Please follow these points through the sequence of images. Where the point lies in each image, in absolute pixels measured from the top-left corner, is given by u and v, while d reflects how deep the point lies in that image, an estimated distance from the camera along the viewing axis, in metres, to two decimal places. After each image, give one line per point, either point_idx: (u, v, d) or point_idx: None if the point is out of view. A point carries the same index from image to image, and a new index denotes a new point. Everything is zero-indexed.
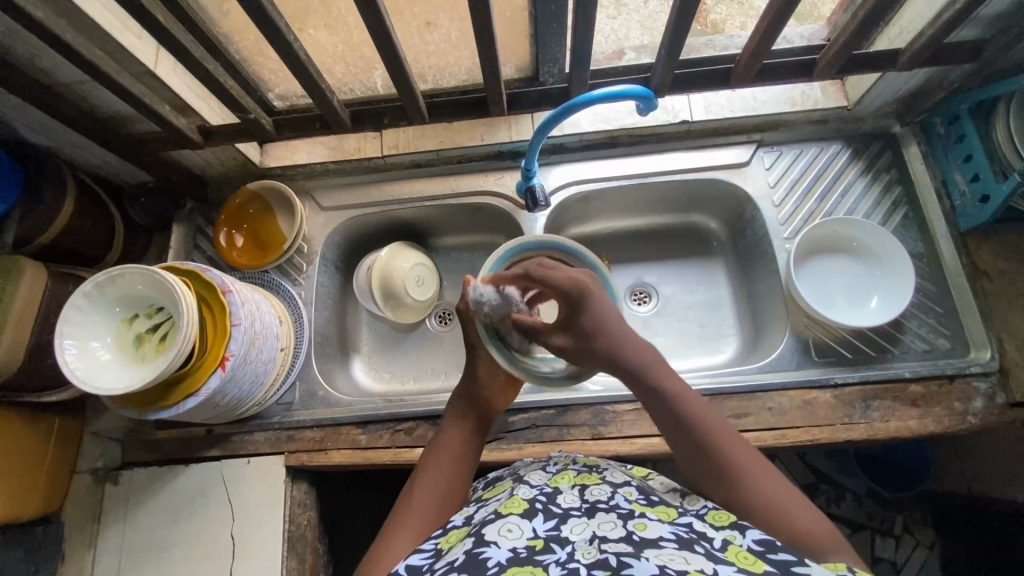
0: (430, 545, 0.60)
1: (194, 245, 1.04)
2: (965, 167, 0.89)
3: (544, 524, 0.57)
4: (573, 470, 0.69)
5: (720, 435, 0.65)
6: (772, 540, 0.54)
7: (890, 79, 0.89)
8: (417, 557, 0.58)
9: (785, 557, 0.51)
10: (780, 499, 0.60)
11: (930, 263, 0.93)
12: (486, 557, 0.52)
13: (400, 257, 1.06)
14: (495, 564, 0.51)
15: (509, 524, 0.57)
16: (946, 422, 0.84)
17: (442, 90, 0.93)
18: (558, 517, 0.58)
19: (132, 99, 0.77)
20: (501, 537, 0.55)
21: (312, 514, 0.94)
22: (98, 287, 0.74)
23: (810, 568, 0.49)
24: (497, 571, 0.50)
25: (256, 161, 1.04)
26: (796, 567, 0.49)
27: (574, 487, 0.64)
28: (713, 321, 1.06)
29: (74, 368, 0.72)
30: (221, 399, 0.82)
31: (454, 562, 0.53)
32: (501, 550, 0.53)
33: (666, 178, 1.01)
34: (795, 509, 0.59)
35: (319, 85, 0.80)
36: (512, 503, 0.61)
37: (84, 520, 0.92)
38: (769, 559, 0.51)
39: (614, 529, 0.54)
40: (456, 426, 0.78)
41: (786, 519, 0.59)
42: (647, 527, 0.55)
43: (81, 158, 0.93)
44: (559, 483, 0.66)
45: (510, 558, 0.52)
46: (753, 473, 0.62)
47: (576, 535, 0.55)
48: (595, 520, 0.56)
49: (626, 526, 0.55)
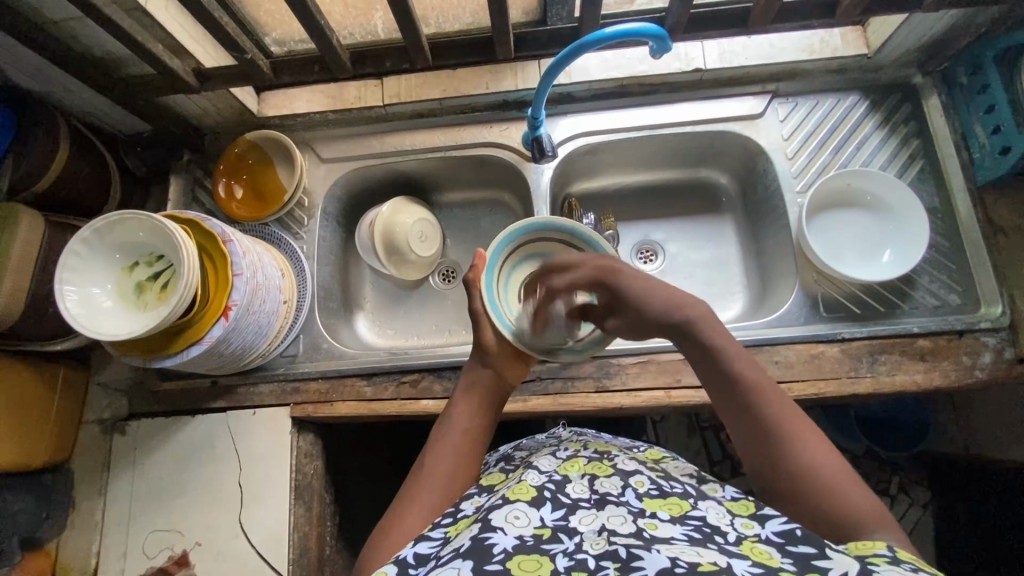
0: (439, 532, 0.59)
1: (193, 198, 1.02)
2: (986, 118, 0.86)
3: (551, 513, 0.57)
4: (584, 458, 0.68)
5: (776, 410, 0.61)
6: (792, 530, 0.53)
7: (915, 24, 0.85)
8: (423, 546, 0.57)
9: (805, 551, 0.50)
10: (833, 473, 0.57)
11: (944, 218, 0.91)
12: (492, 543, 0.52)
13: (403, 212, 1.04)
14: (501, 551, 0.51)
15: (516, 511, 0.56)
16: (953, 376, 0.84)
17: (446, 34, 0.89)
18: (567, 507, 0.58)
19: (123, 37, 0.73)
20: (507, 525, 0.54)
21: (318, 464, 0.95)
22: (97, 232, 0.73)
23: (832, 560, 0.48)
24: (504, 559, 0.50)
25: (254, 110, 1.00)
26: (818, 561, 0.48)
27: (583, 477, 0.63)
28: (720, 278, 1.05)
29: (74, 313, 0.71)
30: (225, 349, 0.82)
31: (460, 548, 0.53)
32: (507, 536, 0.53)
33: (677, 130, 0.98)
34: (845, 485, 0.57)
35: (318, 25, 0.76)
36: (519, 488, 0.60)
37: (93, 468, 0.93)
38: (787, 551, 0.51)
39: (625, 524, 0.54)
40: (471, 394, 0.76)
41: (840, 499, 0.56)
42: (658, 527, 0.54)
43: (73, 104, 0.90)
44: (569, 471, 0.65)
45: (516, 545, 0.52)
46: (808, 446, 0.59)
47: (585, 526, 0.55)
48: (604, 512, 0.56)
49: (637, 523, 0.55)
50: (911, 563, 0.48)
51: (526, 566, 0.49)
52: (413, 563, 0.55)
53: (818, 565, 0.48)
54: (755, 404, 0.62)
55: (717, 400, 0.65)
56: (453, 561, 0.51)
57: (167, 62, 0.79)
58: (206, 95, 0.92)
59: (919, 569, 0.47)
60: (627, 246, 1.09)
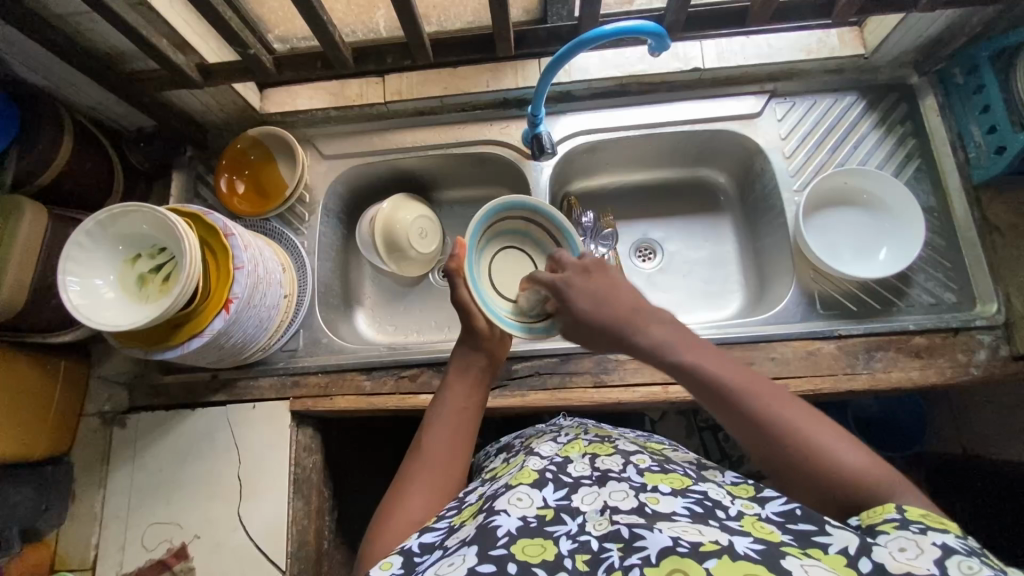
0: (443, 523, 0.59)
1: (195, 194, 1.03)
2: (982, 118, 0.87)
3: (554, 493, 0.57)
4: (585, 439, 0.68)
5: (758, 395, 0.59)
6: (792, 509, 0.53)
7: (911, 24, 0.86)
8: (429, 535, 0.57)
9: (805, 528, 0.50)
10: (826, 447, 0.55)
11: (940, 217, 0.92)
12: (496, 526, 0.52)
13: (403, 209, 1.04)
14: (505, 534, 0.51)
15: (518, 493, 0.56)
16: (948, 373, 0.84)
17: (447, 33, 0.90)
18: (569, 486, 0.58)
19: (128, 30, 0.74)
20: (510, 507, 0.54)
21: (317, 458, 0.96)
22: (100, 224, 0.73)
23: (832, 536, 0.48)
24: (507, 543, 0.50)
25: (256, 106, 1.01)
26: (817, 537, 0.49)
27: (584, 457, 0.64)
28: (717, 276, 1.06)
29: (78, 304, 0.72)
30: (227, 341, 0.82)
31: (465, 536, 0.53)
32: (511, 518, 0.53)
33: (675, 129, 0.99)
34: (838, 454, 0.55)
35: (322, 23, 0.77)
36: (522, 473, 0.60)
37: (93, 461, 0.94)
38: (787, 528, 0.50)
39: (626, 499, 0.55)
40: (461, 379, 0.76)
41: (835, 470, 0.54)
42: (660, 501, 0.54)
43: (77, 99, 0.91)
44: (570, 452, 0.65)
45: (520, 527, 0.52)
46: (797, 424, 0.56)
47: (587, 506, 0.55)
48: (606, 489, 0.57)
49: (638, 498, 0.55)
50: (920, 523, 0.48)
51: (530, 551, 0.50)
52: (418, 551, 0.55)
53: (819, 542, 0.48)
54: (733, 394, 0.59)
55: (700, 398, 0.62)
56: (460, 548, 0.51)
57: (171, 57, 0.80)
58: (209, 90, 0.93)
59: (928, 529, 0.47)
60: (625, 244, 1.10)
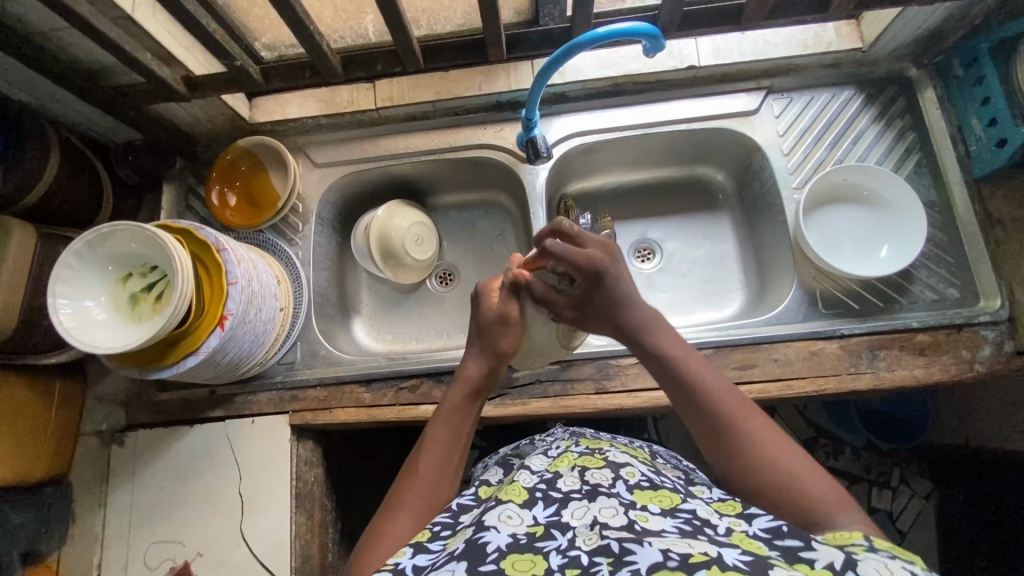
0: (437, 544, 0.57)
1: (186, 206, 1.02)
2: (982, 110, 0.86)
3: (544, 510, 0.57)
4: (574, 452, 0.68)
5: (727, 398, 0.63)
6: (778, 526, 0.53)
7: (910, 16, 0.84)
8: (422, 557, 0.55)
9: (792, 544, 0.50)
10: (786, 466, 0.58)
11: (942, 212, 0.91)
12: (485, 542, 0.52)
13: (399, 216, 1.03)
14: (494, 550, 0.51)
15: (508, 512, 0.57)
16: (953, 370, 0.83)
17: (438, 36, 0.89)
18: (559, 502, 0.58)
19: (109, 46, 0.72)
20: (500, 524, 0.55)
21: (318, 472, 0.95)
22: (89, 244, 0.72)
23: (817, 552, 0.48)
24: (497, 557, 0.50)
25: (245, 116, 0.99)
26: (804, 552, 0.48)
27: (574, 470, 0.63)
28: (717, 275, 1.05)
29: (70, 327, 0.71)
30: (223, 358, 0.81)
31: (454, 550, 0.53)
32: (500, 535, 0.53)
33: (671, 128, 0.97)
34: (801, 476, 0.57)
35: (309, 33, 0.76)
36: (512, 490, 0.61)
37: (93, 481, 0.93)
38: (774, 545, 0.50)
39: (616, 516, 0.53)
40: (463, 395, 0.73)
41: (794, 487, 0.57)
42: (649, 519, 0.54)
43: (62, 114, 0.89)
44: (559, 466, 0.65)
45: (509, 544, 0.52)
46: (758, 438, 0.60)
47: (578, 520, 0.54)
48: (596, 504, 0.56)
49: (627, 515, 0.54)
50: (889, 550, 0.48)
51: (519, 565, 0.49)
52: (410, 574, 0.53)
53: (805, 557, 0.47)
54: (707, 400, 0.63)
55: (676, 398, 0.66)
56: (448, 563, 0.50)
57: (154, 70, 0.78)
58: (195, 102, 0.91)
59: (896, 556, 0.47)
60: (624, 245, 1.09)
